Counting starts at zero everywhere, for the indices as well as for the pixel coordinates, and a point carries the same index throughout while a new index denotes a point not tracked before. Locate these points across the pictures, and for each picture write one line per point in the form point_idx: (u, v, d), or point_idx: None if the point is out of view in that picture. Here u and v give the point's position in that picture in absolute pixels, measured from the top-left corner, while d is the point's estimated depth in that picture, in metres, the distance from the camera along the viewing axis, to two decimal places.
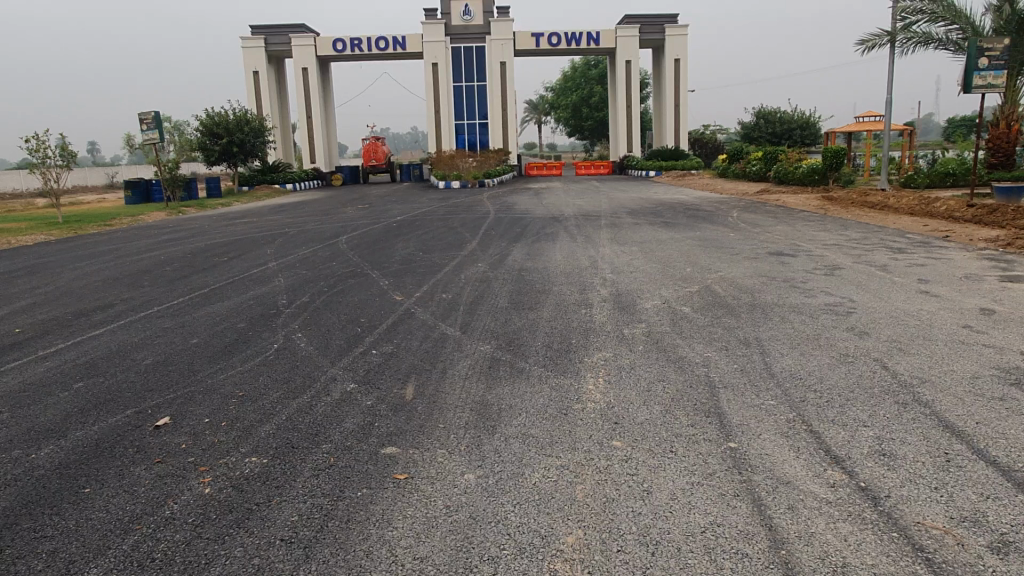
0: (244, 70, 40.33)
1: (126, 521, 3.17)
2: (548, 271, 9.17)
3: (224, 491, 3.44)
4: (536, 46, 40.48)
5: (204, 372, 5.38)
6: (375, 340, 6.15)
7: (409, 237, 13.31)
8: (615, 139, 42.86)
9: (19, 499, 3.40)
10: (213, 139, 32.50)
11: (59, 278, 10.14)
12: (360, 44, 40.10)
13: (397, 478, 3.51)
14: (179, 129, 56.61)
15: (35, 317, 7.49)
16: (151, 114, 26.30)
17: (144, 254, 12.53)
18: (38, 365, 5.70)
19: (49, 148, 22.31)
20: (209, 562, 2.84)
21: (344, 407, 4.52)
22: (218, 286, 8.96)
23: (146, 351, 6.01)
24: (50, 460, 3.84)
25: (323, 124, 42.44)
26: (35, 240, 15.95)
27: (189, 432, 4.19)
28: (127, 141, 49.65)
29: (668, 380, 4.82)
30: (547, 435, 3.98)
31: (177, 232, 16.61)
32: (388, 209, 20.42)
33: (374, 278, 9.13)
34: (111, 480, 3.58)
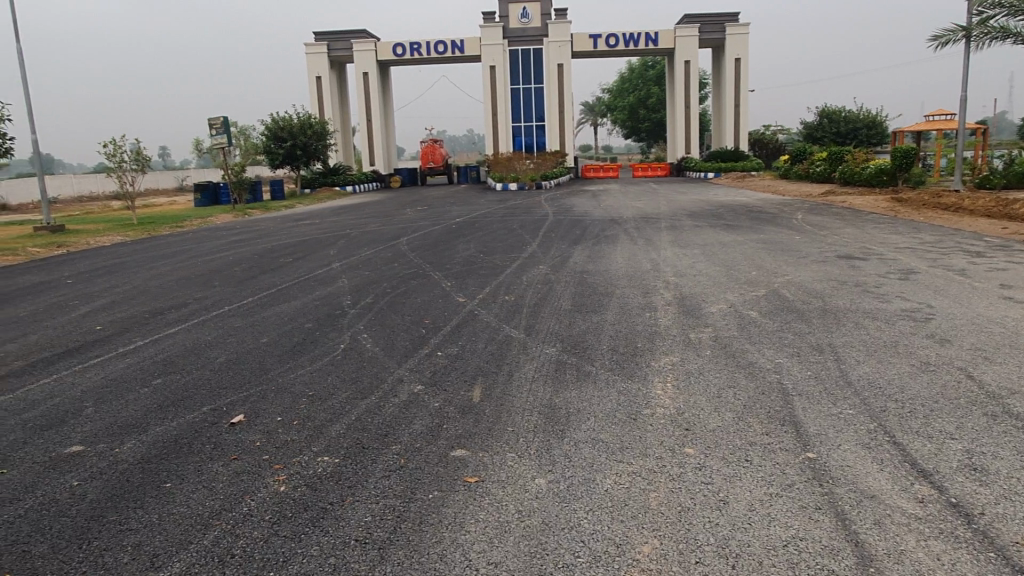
0: (308, 75, 41.33)
1: (206, 517, 3.25)
2: (610, 274, 9.08)
3: (299, 489, 3.50)
4: (594, 47, 40.27)
5: (276, 371, 5.50)
6: (441, 341, 6.21)
7: (470, 239, 13.40)
8: (674, 140, 42.19)
9: (105, 492, 3.53)
10: (278, 143, 33.44)
11: (136, 277, 10.54)
12: (419, 48, 40.59)
13: (467, 481, 3.51)
14: (244, 134, 58.28)
15: (115, 315, 7.79)
16: (219, 119, 27.18)
17: (213, 254, 12.92)
18: (118, 362, 5.92)
19: (125, 153, 23.27)
20: (287, 560, 2.88)
21: (413, 408, 4.56)
22: (284, 287, 9.16)
23: (220, 350, 6.18)
24: (134, 454, 3.98)
25: (384, 126, 43.15)
26: (111, 240, 16.65)
27: (263, 430, 4.28)
28: (197, 148, 51.54)
29: (740, 387, 4.69)
30: (618, 441, 3.92)
31: (244, 233, 17.21)
32: (447, 211, 20.60)
33: (438, 279, 9.21)
34: (190, 475, 3.69)
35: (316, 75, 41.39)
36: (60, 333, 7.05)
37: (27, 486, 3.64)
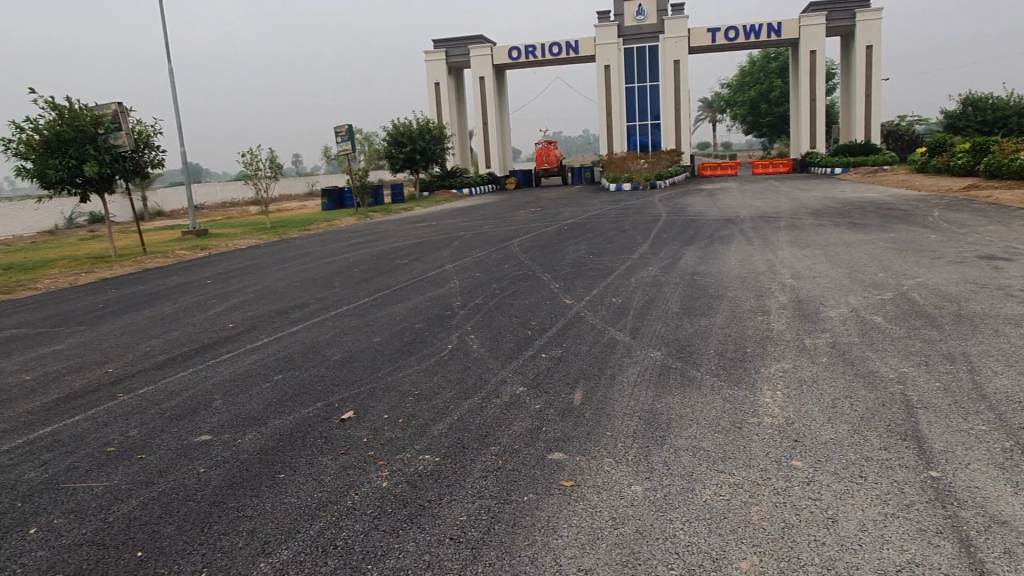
0: (427, 82, 42.63)
1: (314, 508, 3.42)
2: (722, 276, 8.79)
3: (401, 485, 3.62)
4: (712, 41, 39.13)
5: (386, 369, 5.71)
6: (545, 343, 6.23)
7: (581, 240, 13.34)
8: (798, 135, 40.27)
9: (226, 480, 3.78)
10: (398, 148, 34.69)
11: (266, 278, 11.22)
12: (534, 51, 40.92)
13: (563, 485, 3.50)
14: (369, 141, 60.83)
15: (246, 313, 8.35)
16: (345, 126, 28.53)
17: (336, 256, 13.56)
18: (246, 357, 6.33)
19: (260, 161, 24.83)
20: (385, 554, 2.98)
21: (514, 410, 4.60)
22: (400, 288, 9.48)
23: (336, 348, 6.49)
24: (253, 445, 4.24)
25: (500, 129, 43.78)
26: (246, 243, 17.86)
27: (370, 427, 4.45)
28: (326, 155, 54.33)
29: (857, 397, 4.41)
30: (721, 450, 3.79)
31: (366, 235, 17.96)
32: (560, 212, 20.63)
33: (546, 281, 9.24)
34: (302, 468, 3.89)
35: (435, 81, 42.63)
36: (197, 329, 7.62)
37: (161, 470, 3.96)
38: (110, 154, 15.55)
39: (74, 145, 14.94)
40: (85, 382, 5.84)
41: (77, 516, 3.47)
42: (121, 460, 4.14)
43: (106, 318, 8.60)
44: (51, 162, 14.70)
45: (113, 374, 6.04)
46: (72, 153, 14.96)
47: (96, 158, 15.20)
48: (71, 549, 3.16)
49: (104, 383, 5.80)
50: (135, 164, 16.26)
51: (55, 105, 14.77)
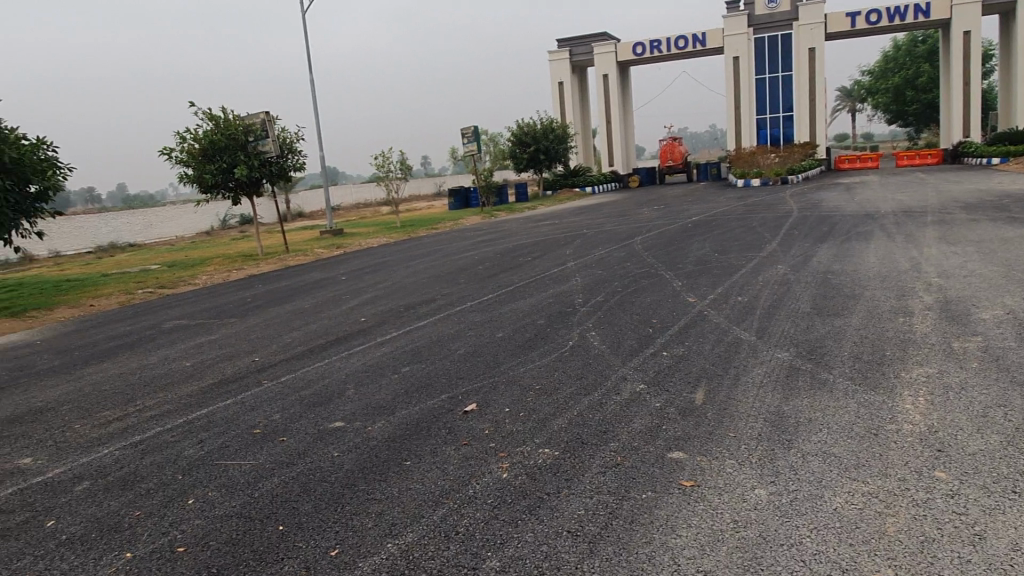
0: (551, 81, 42.88)
1: (438, 495, 3.56)
2: (859, 274, 8.29)
3: (520, 476, 3.70)
4: (851, 26, 36.92)
5: (508, 364, 5.83)
6: (667, 341, 6.13)
7: (706, 238, 12.98)
8: (949, 124, 37.20)
9: (358, 465, 4.01)
10: (522, 148, 35.15)
11: (396, 275, 11.71)
12: (660, 45, 40.16)
13: (683, 485, 3.45)
14: (494, 141, 61.89)
15: (377, 308, 8.76)
16: (470, 128, 29.24)
17: (461, 254, 13.93)
18: (377, 349, 6.66)
19: (391, 163, 25.91)
20: (504, 542, 3.06)
21: (634, 407, 4.57)
22: (521, 284, 9.62)
23: (460, 342, 6.68)
24: (383, 433, 4.47)
25: (624, 126, 43.28)
26: (377, 241, 18.70)
27: (492, 419, 4.57)
28: (452, 155, 55.90)
29: (1012, 407, 4.05)
30: (854, 457, 3.60)
31: (489, 233, 18.33)
32: (685, 209, 20.16)
33: (669, 279, 9.07)
34: (427, 456, 4.05)
35: (559, 80, 42.81)
36: (333, 323, 8.08)
37: (300, 452, 4.25)
38: (259, 160, 16.72)
39: (227, 152, 16.23)
40: (235, 369, 6.36)
41: (228, 491, 3.79)
42: (265, 441, 4.48)
43: (253, 312, 9.29)
44: (207, 169, 16.05)
45: (260, 362, 6.53)
46: (226, 159, 16.26)
47: (246, 164, 16.43)
48: (223, 520, 3.47)
49: (251, 370, 6.29)
50: (280, 168, 17.36)
51: (212, 115, 16.11)
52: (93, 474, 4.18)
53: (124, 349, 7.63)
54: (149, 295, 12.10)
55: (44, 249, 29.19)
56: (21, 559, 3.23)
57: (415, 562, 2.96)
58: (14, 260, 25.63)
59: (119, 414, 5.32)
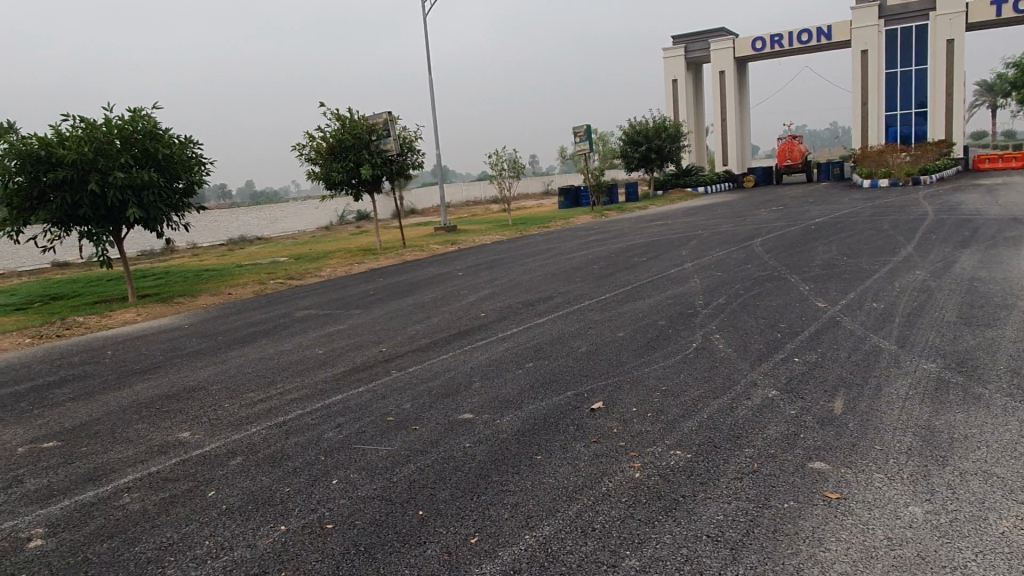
0: (665, 79, 42.16)
1: (571, 491, 3.58)
2: (1010, 282, 7.68)
3: (653, 477, 3.66)
4: (997, 15, 34.39)
5: (631, 363, 5.79)
6: (798, 346, 5.90)
7: (832, 240, 12.38)
8: None
9: (490, 456, 4.09)
10: (634, 147, 34.75)
11: (511, 272, 11.87)
12: (781, 40, 38.70)
13: (828, 496, 3.32)
14: (604, 140, 61.32)
15: (496, 304, 8.91)
16: (583, 127, 29.17)
17: (575, 253, 13.93)
18: (499, 344, 6.77)
19: (504, 162, 26.21)
20: (642, 542, 3.05)
21: (768, 413, 4.43)
22: (639, 285, 9.51)
23: (582, 340, 6.69)
24: (511, 427, 4.53)
25: (740, 124, 41.87)
26: (489, 238, 18.96)
27: (620, 418, 4.55)
28: (562, 155, 56.01)
29: None
30: (1019, 479, 3.35)
31: (602, 232, 18.21)
32: (806, 210, 19.31)
33: (795, 283, 8.71)
34: (557, 451, 4.08)
35: (673, 78, 42.05)
36: (454, 317, 8.28)
37: (433, 442, 4.38)
38: (381, 158, 17.33)
39: (353, 151, 16.94)
40: (365, 359, 6.63)
41: (369, 474, 3.97)
42: (399, 429, 4.65)
43: (377, 304, 9.66)
44: (335, 168, 16.82)
45: (388, 353, 6.78)
46: (352, 158, 16.97)
47: (370, 162, 17.07)
48: (365, 501, 3.63)
49: (381, 360, 6.55)
50: (399, 167, 17.92)
51: (339, 116, 16.88)
52: (246, 450, 4.48)
53: (262, 336, 8.12)
54: (280, 285, 12.81)
55: (184, 242, 31.47)
56: (189, 524, 3.51)
57: (555, 556, 2.99)
58: (159, 250, 27.79)
59: (264, 396, 5.68)
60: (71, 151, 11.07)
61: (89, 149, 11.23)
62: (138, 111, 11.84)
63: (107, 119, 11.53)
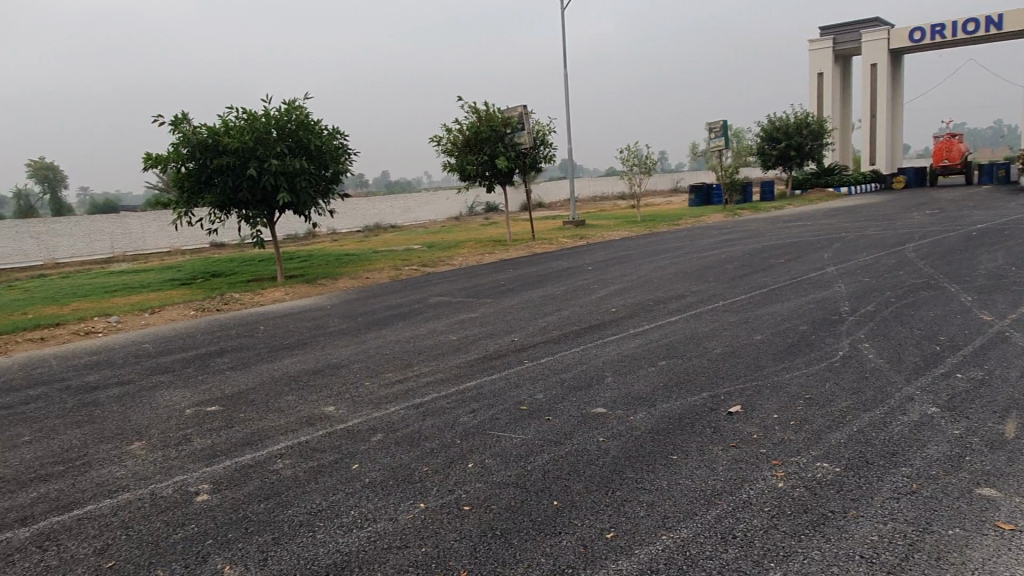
0: (810, 73, 40.05)
1: (709, 495, 3.48)
2: None
3: (799, 489, 3.49)
4: None
5: (771, 368, 5.55)
6: (961, 361, 5.44)
7: (997, 248, 11.33)
8: None
9: (624, 453, 4.05)
10: (772, 144, 33.26)
11: (642, 268, 11.69)
12: (943, 30, 35.81)
13: (1000, 527, 3.03)
14: (740, 137, 59.09)
15: (626, 300, 8.79)
16: (719, 122, 28.23)
17: (707, 252, 13.52)
18: (631, 341, 6.68)
19: (635, 157, 25.81)
20: (788, 555, 2.91)
21: (927, 431, 4.12)
22: (777, 287, 9.10)
23: (717, 342, 6.49)
24: (645, 424, 4.46)
25: (892, 122, 39.11)
26: (618, 234, 18.78)
27: (760, 424, 4.37)
28: (695, 152, 54.57)
29: None
30: None
31: (735, 232, 17.58)
32: (967, 215, 17.75)
33: (955, 293, 8.04)
34: (694, 453, 3.98)
35: (818, 71, 39.85)
36: (585, 311, 8.25)
37: (566, 433, 4.39)
38: (514, 151, 17.53)
39: (488, 144, 17.28)
40: (497, 347, 6.75)
41: (504, 460, 4.03)
42: (532, 418, 4.70)
43: (507, 295, 9.79)
44: (470, 159, 17.26)
45: (520, 343, 6.86)
46: (487, 150, 17.33)
47: (504, 155, 17.33)
48: (500, 487, 3.69)
49: (513, 349, 6.63)
50: (532, 160, 18.07)
51: (475, 108, 17.25)
52: (386, 428, 4.68)
53: (399, 320, 8.45)
54: (415, 272, 13.28)
55: (326, 227, 33.32)
56: (336, 493, 3.71)
57: (693, 559, 2.92)
58: (303, 235, 29.55)
59: (402, 377, 5.91)
60: (235, 139, 11.98)
61: (249, 138, 12.11)
62: (293, 103, 12.63)
63: (266, 110, 12.38)
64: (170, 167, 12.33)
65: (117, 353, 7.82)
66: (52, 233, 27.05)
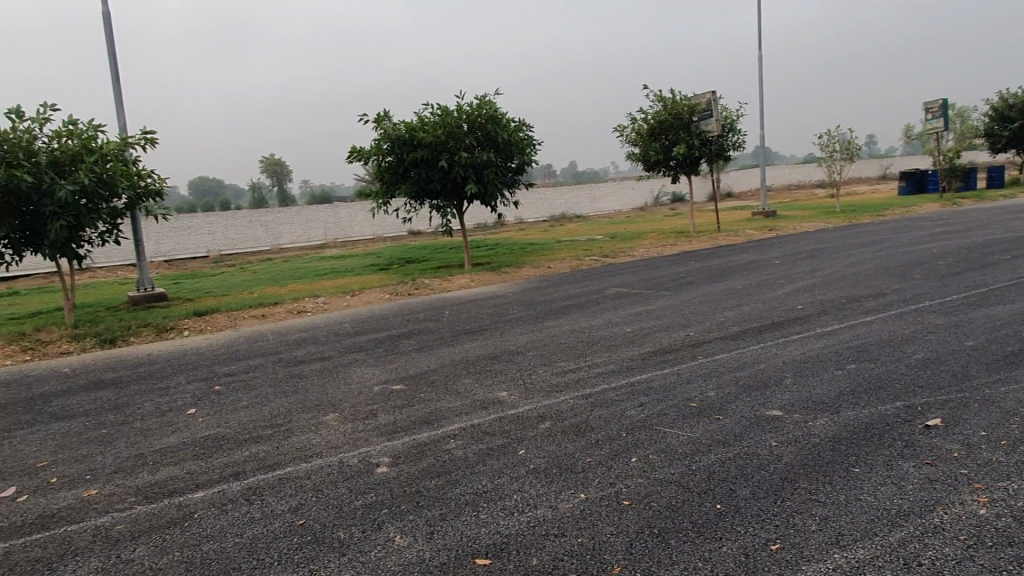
0: None
1: (893, 515, 3.19)
2: None
3: (1004, 519, 3.09)
4: None
5: (981, 379, 4.93)
6: None
7: None
8: None
9: (799, 460, 3.81)
10: (1005, 124, 29.28)
11: (837, 263, 10.85)
12: None
13: None
14: (967, 117, 52.57)
15: (816, 297, 8.21)
16: (938, 102, 25.34)
17: (915, 246, 12.23)
18: (817, 341, 6.24)
19: (837, 142, 23.92)
20: None
21: None
22: (999, 287, 8.04)
23: (918, 346, 5.88)
24: (826, 431, 4.17)
25: None
26: (814, 227, 17.52)
27: (963, 441, 3.92)
28: (910, 135, 49.35)
29: None
30: None
31: (953, 224, 15.71)
32: None
33: None
34: (880, 467, 3.66)
35: None
36: (768, 307, 7.83)
37: (737, 435, 4.21)
38: (701, 139, 16.92)
39: (672, 132, 16.92)
40: (671, 341, 6.61)
41: (668, 457, 3.96)
42: (702, 416, 4.56)
43: (685, 287, 9.53)
44: (653, 149, 17.05)
45: (695, 338, 6.66)
46: (670, 138, 17.00)
47: (689, 143, 16.83)
48: (662, 485, 3.63)
49: (688, 344, 6.47)
50: (720, 148, 17.36)
51: (661, 97, 16.97)
52: (553, 416, 4.77)
53: (574, 309, 8.54)
54: (595, 262, 13.31)
55: (513, 217, 34.34)
56: (501, 477, 3.85)
57: None
58: (491, 225, 30.67)
59: (575, 367, 5.99)
60: (429, 134, 12.73)
61: (442, 132, 12.77)
62: (485, 98, 13.12)
63: (459, 105, 13.00)
64: (373, 161, 13.39)
65: (322, 332, 8.65)
66: (278, 221, 30.40)
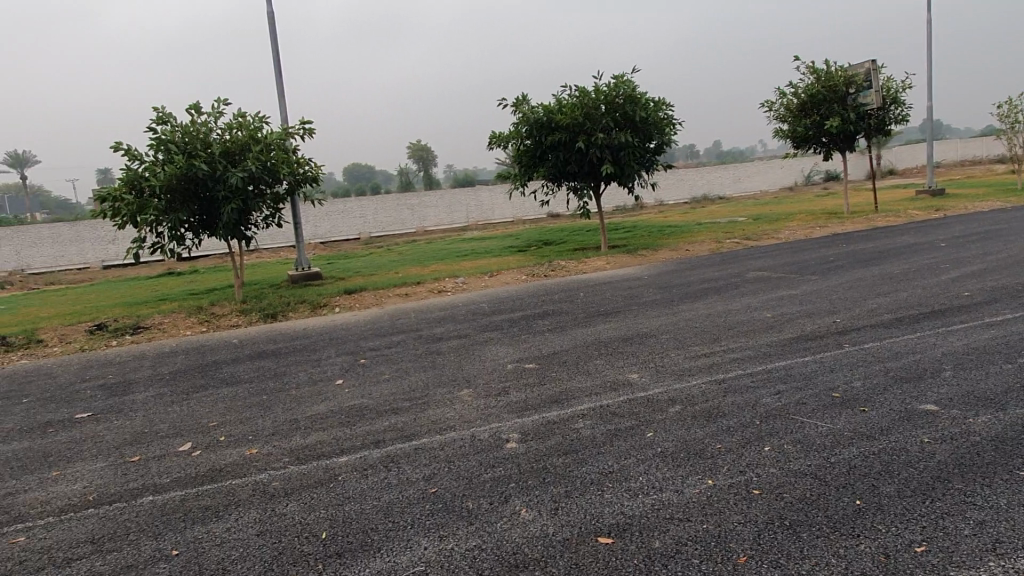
0: None
1: None
2: None
3: None
4: None
5: None
6: None
7: None
8: None
9: (954, 459, 3.52)
10: None
11: (1015, 246, 9.79)
12: None
13: None
14: None
15: (986, 283, 7.46)
16: None
17: None
18: (984, 331, 5.69)
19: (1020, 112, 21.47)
20: None
21: None
22: None
23: None
24: (987, 429, 3.82)
25: None
26: (990, 206, 15.87)
27: None
28: None
29: None
30: None
31: None
32: None
33: None
34: None
35: None
36: (928, 294, 7.21)
37: (883, 428, 3.95)
38: (857, 113, 15.75)
39: (825, 106, 15.87)
40: (815, 328, 6.26)
41: (805, 448, 3.79)
42: (845, 407, 4.31)
43: (835, 272, 8.96)
44: (803, 124, 16.09)
45: (842, 325, 6.27)
46: (821, 112, 15.98)
47: (843, 118, 15.72)
48: (797, 476, 3.48)
49: (834, 331, 6.10)
50: (879, 121, 16.07)
51: (814, 69, 15.93)
52: (684, 401, 4.68)
53: (712, 293, 8.29)
54: (737, 245, 12.81)
55: (652, 199, 33.66)
56: (628, 458, 3.84)
57: None
58: (630, 207, 30.25)
59: (709, 351, 5.83)
60: (566, 116, 12.73)
61: (579, 113, 12.73)
62: (621, 77, 12.93)
63: (596, 86, 12.88)
64: (511, 144, 13.62)
65: (460, 310, 8.94)
66: (423, 204, 31.59)
